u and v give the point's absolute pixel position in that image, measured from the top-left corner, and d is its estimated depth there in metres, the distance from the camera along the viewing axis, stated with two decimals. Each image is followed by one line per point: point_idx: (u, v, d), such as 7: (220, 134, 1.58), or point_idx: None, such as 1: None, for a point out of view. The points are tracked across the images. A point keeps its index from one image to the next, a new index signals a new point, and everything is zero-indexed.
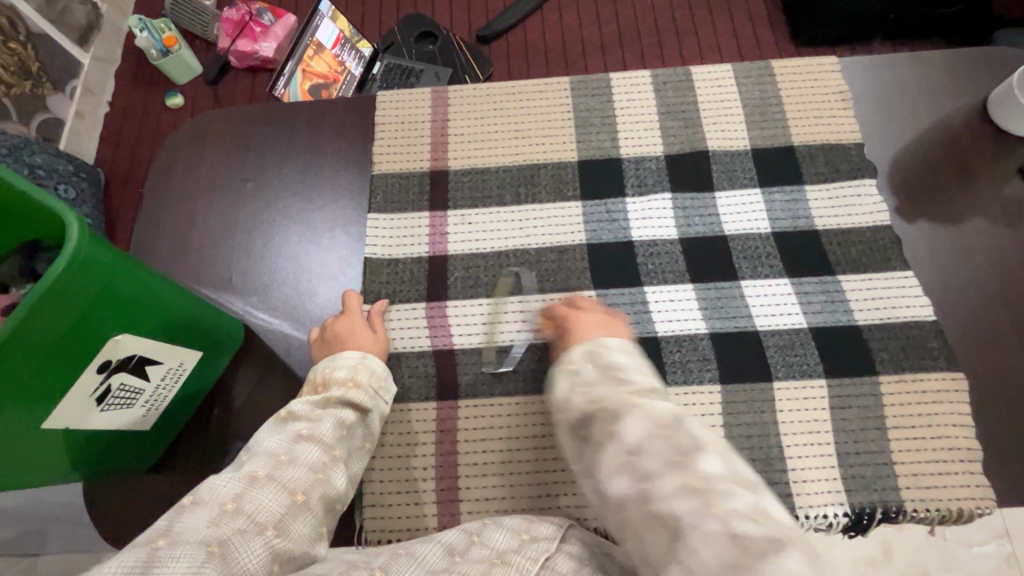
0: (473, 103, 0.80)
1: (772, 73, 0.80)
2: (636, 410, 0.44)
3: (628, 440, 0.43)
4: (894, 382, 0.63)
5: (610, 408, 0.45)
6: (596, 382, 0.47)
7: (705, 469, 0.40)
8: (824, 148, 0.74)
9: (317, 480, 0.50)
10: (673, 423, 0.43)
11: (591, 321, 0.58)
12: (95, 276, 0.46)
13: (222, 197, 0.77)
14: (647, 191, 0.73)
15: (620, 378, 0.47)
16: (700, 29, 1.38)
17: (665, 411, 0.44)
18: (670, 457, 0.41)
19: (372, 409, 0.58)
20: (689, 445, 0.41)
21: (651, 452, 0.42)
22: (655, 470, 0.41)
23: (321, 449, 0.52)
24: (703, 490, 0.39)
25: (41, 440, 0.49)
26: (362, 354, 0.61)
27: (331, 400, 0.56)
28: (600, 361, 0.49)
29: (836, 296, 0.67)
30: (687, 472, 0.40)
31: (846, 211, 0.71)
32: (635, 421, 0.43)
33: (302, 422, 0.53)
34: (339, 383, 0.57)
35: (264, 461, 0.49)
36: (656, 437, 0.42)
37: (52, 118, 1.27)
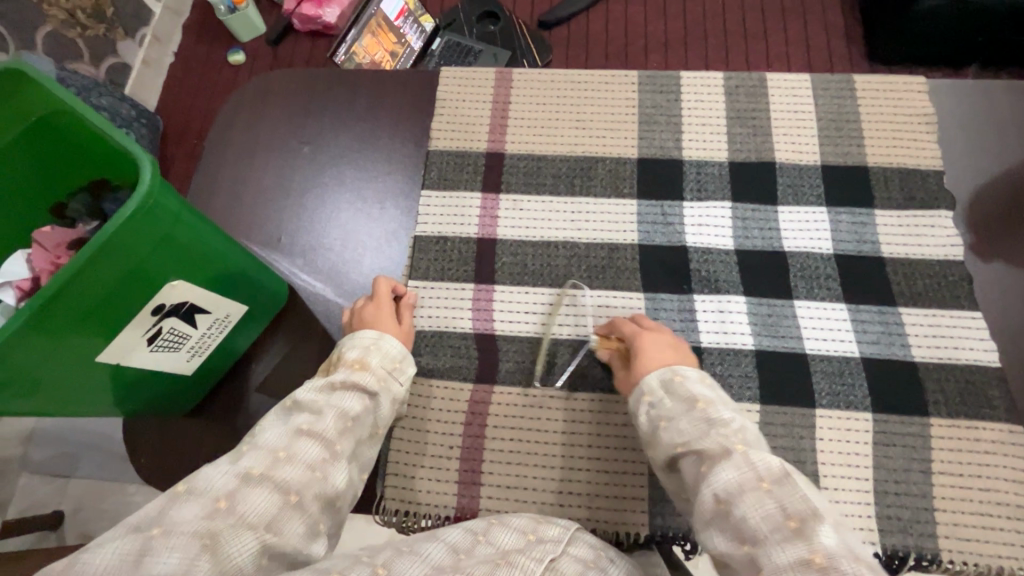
0: (536, 89, 0.79)
1: (854, 88, 0.75)
2: (733, 454, 0.45)
3: (716, 487, 0.44)
4: (946, 426, 0.60)
5: (703, 451, 0.47)
6: (677, 415, 0.50)
7: (825, 543, 0.38)
8: (899, 173, 0.70)
9: (314, 480, 0.47)
10: (782, 477, 0.43)
11: (667, 349, 0.56)
12: (160, 219, 0.48)
13: (280, 155, 0.78)
14: (707, 197, 0.71)
15: (703, 412, 0.49)
16: (771, 34, 1.32)
17: (771, 464, 0.44)
18: (781, 523, 0.41)
19: (382, 390, 0.56)
20: (805, 511, 0.41)
21: (750, 510, 0.42)
22: (760, 534, 0.41)
23: (322, 446, 0.49)
24: (824, 568, 0.37)
25: (91, 373, 0.50)
26: (373, 335, 0.59)
27: (335, 385, 0.54)
28: (679, 393, 0.52)
29: (894, 328, 0.64)
30: (807, 544, 0.39)
31: (917, 240, 0.67)
32: (731, 468, 0.44)
33: (305, 415, 0.51)
34: (346, 365, 0.55)
35: (261, 456, 0.47)
36: (757, 495, 0.42)
37: (120, 63, 1.32)
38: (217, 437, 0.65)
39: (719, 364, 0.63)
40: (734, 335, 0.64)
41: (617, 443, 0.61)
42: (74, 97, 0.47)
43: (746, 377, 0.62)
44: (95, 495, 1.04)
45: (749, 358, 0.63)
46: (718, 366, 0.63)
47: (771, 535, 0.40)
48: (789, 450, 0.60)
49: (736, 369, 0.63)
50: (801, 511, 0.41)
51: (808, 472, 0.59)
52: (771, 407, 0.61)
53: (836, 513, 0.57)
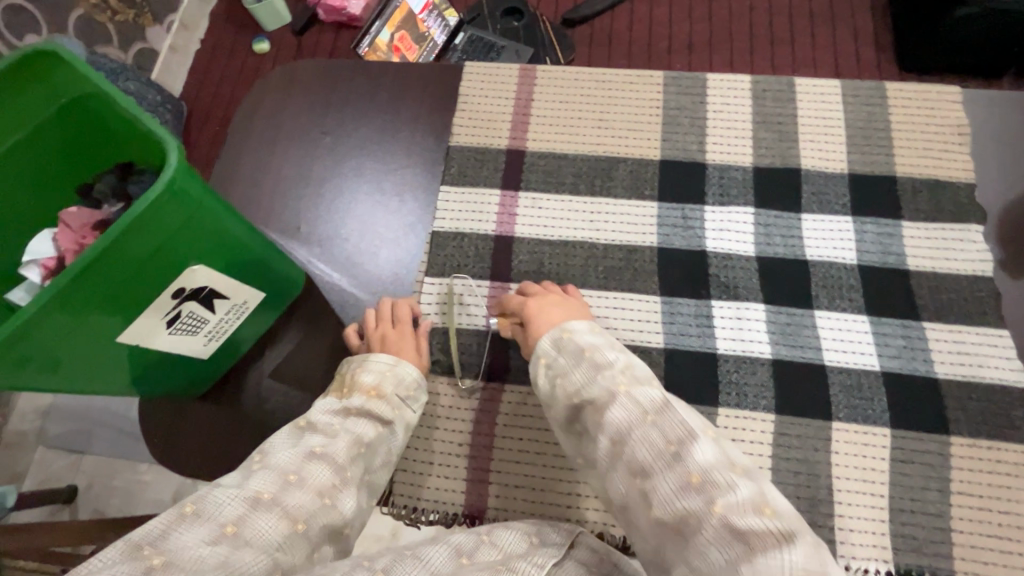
0: (559, 86, 0.78)
1: (885, 96, 0.74)
2: (621, 397, 0.46)
3: (612, 431, 0.45)
4: (966, 446, 0.59)
5: (596, 399, 0.47)
6: (570, 370, 0.51)
7: (701, 459, 0.40)
8: (929, 184, 0.69)
9: (322, 509, 0.45)
10: (663, 407, 0.44)
11: (557, 307, 0.59)
12: (184, 204, 0.48)
13: (301, 144, 0.78)
14: (729, 202, 0.70)
15: (590, 360, 0.50)
16: (797, 38, 1.30)
17: (651, 396, 0.44)
18: (663, 450, 0.41)
19: (397, 419, 0.55)
20: (682, 434, 0.42)
21: (638, 445, 0.42)
22: (649, 466, 0.41)
23: (331, 470, 0.47)
24: (700, 485, 0.39)
25: (111, 353, 0.51)
26: (393, 360, 0.58)
27: (351, 411, 0.52)
28: (570, 347, 0.52)
29: (917, 343, 0.62)
30: (683, 467, 0.40)
31: (945, 254, 0.66)
32: (620, 407, 0.45)
33: (318, 436, 0.49)
34: (361, 390, 0.54)
35: (271, 478, 0.45)
36: (642, 428, 0.43)
37: (147, 48, 1.33)
38: (230, 422, 0.66)
39: (734, 372, 0.62)
40: (751, 343, 0.63)
41: None
42: (104, 78, 0.48)
43: (762, 386, 0.61)
44: (108, 471, 1.06)
45: (766, 367, 0.62)
46: (734, 374, 0.62)
47: (658, 465, 0.41)
48: (803, 462, 0.59)
49: (752, 377, 0.62)
50: (678, 435, 0.42)
51: (822, 485, 0.58)
52: (786, 419, 0.60)
53: (850, 529, 0.56)
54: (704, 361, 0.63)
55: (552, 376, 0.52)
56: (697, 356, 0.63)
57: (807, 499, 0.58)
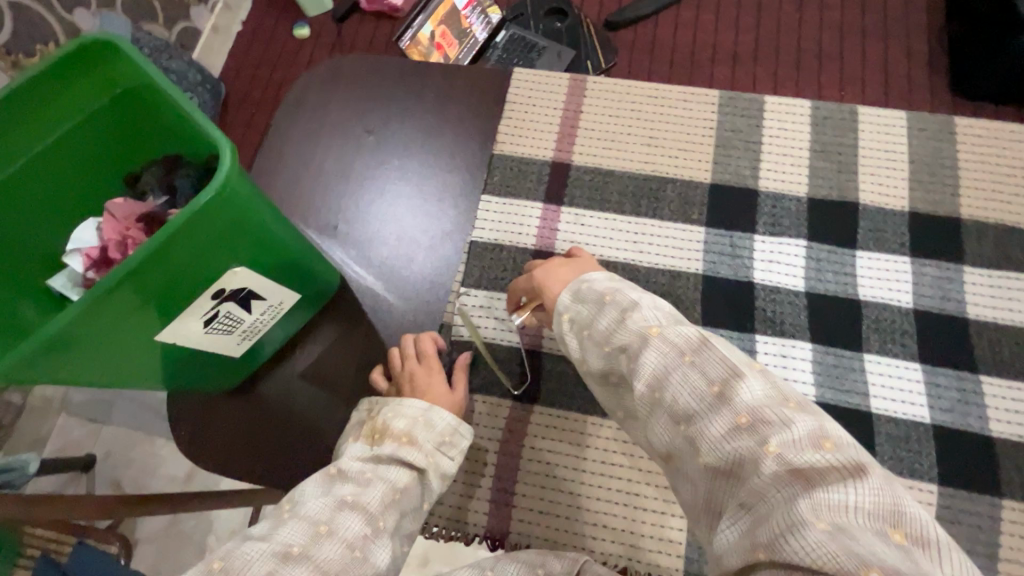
0: (609, 99, 0.76)
1: (953, 130, 0.70)
2: (655, 341, 0.39)
3: (647, 377, 0.38)
4: (1020, 510, 0.56)
5: (626, 347, 0.41)
6: (595, 318, 0.45)
7: (748, 396, 0.34)
8: (994, 228, 0.65)
9: (353, 563, 0.39)
10: (701, 346, 0.37)
11: (563, 266, 0.54)
12: (232, 208, 0.47)
13: (344, 142, 0.77)
14: (781, 232, 0.67)
15: (614, 302, 0.44)
16: (847, 55, 1.25)
17: (688, 334, 0.38)
18: (705, 392, 0.35)
19: (432, 465, 0.50)
20: (725, 373, 0.35)
21: (679, 389, 0.36)
22: (694, 411, 0.35)
23: (364, 521, 0.42)
24: (751, 425, 0.32)
25: (150, 349, 0.51)
26: (426, 407, 0.54)
27: (382, 459, 0.48)
28: (589, 296, 0.47)
29: (972, 397, 0.59)
30: (730, 407, 0.34)
31: (1007, 304, 0.62)
32: (653, 352, 0.39)
33: (348, 486, 0.44)
34: (393, 437, 0.50)
35: (300, 528, 0.39)
36: (682, 369, 0.37)
37: (191, 27, 1.34)
38: (257, 420, 0.66)
39: None
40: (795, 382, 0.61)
41: (656, 482, 0.60)
42: (158, 70, 0.47)
43: None
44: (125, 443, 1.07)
45: None
46: None
47: (703, 406, 0.35)
48: None
49: None
50: (720, 374, 0.35)
51: None
52: None
53: None
54: None
55: (579, 330, 0.46)
56: None
57: None
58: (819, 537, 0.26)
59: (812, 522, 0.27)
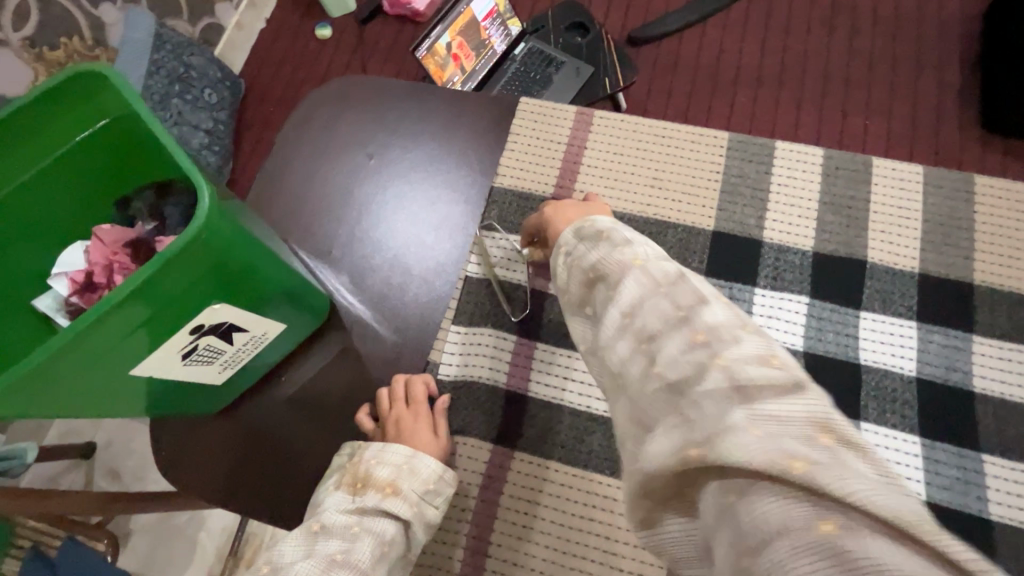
0: (615, 136, 0.74)
1: (973, 190, 0.67)
2: (636, 272, 0.38)
3: (622, 305, 0.38)
4: None
5: (610, 280, 0.40)
6: (587, 252, 0.43)
7: (710, 319, 0.34)
8: (1009, 297, 0.62)
9: None
10: (677, 279, 0.37)
11: (573, 207, 0.57)
12: (211, 247, 0.47)
13: (346, 165, 0.76)
14: (782, 287, 0.65)
15: (608, 239, 0.43)
16: (876, 83, 1.21)
17: (667, 269, 0.38)
18: (670, 315, 0.35)
19: (415, 517, 0.52)
20: (693, 300, 0.36)
21: (648, 312, 0.36)
22: (658, 332, 0.35)
23: None
24: (707, 341, 0.33)
25: (127, 383, 0.50)
26: (410, 452, 0.55)
27: (365, 510, 0.50)
28: (589, 233, 0.45)
29: (972, 477, 0.57)
30: (689, 326, 0.34)
31: (1017, 380, 0.59)
32: (631, 284, 0.38)
33: (336, 541, 0.48)
34: (377, 487, 0.52)
35: None
36: (656, 297, 0.37)
37: (215, 24, 1.35)
38: (238, 446, 0.65)
39: None
40: None
41: (635, 541, 0.58)
42: (145, 103, 0.47)
43: None
44: None
45: None
46: None
47: (661, 325, 0.35)
48: None
49: None
50: (684, 302, 0.36)
51: None
52: None
53: None
54: None
55: (570, 263, 0.44)
56: None
57: None
58: (755, 441, 0.27)
59: (748, 428, 0.28)
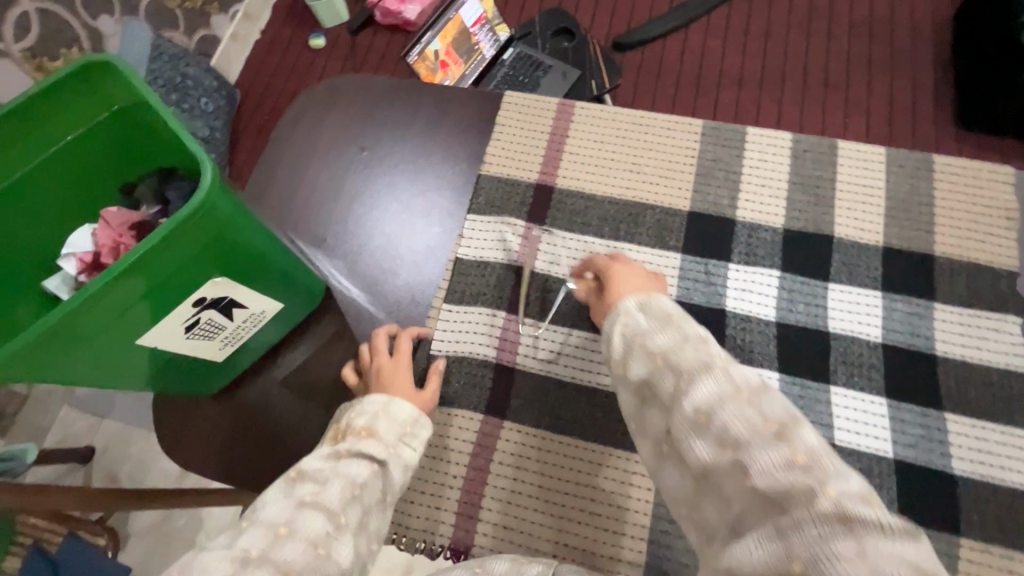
0: (596, 125, 0.78)
1: (932, 168, 0.71)
2: (716, 369, 0.38)
3: (699, 401, 0.37)
4: (978, 551, 0.56)
5: (678, 365, 0.40)
6: (654, 332, 0.43)
7: (807, 441, 0.34)
8: (967, 267, 0.66)
9: (316, 561, 0.40)
10: (762, 389, 0.37)
11: (633, 277, 0.55)
12: (212, 220, 0.50)
13: (338, 158, 0.79)
14: (755, 262, 0.68)
15: (678, 327, 0.42)
16: (854, 86, 1.26)
17: (749, 377, 0.38)
18: (759, 427, 0.35)
19: (392, 458, 0.51)
20: (783, 415, 0.35)
21: (731, 420, 0.35)
22: (744, 440, 0.34)
23: (325, 518, 0.43)
24: (806, 465, 0.33)
25: (133, 353, 0.53)
26: (387, 398, 0.55)
27: (341, 455, 0.49)
28: (654, 311, 0.45)
29: (935, 434, 0.60)
30: (787, 445, 0.33)
31: (976, 343, 0.63)
32: (711, 382, 0.38)
33: (310, 485, 0.45)
34: (354, 433, 0.51)
35: (259, 535, 0.41)
36: (737, 405, 0.36)
37: (210, 35, 1.39)
38: (236, 424, 0.68)
39: None
40: None
41: (618, 503, 0.61)
42: (151, 90, 0.50)
43: None
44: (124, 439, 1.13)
45: None
46: None
47: (754, 437, 0.34)
48: None
49: None
50: (776, 415, 0.35)
51: None
52: None
53: None
54: None
55: (626, 333, 0.44)
56: None
57: None
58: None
59: (854, 562, 0.28)
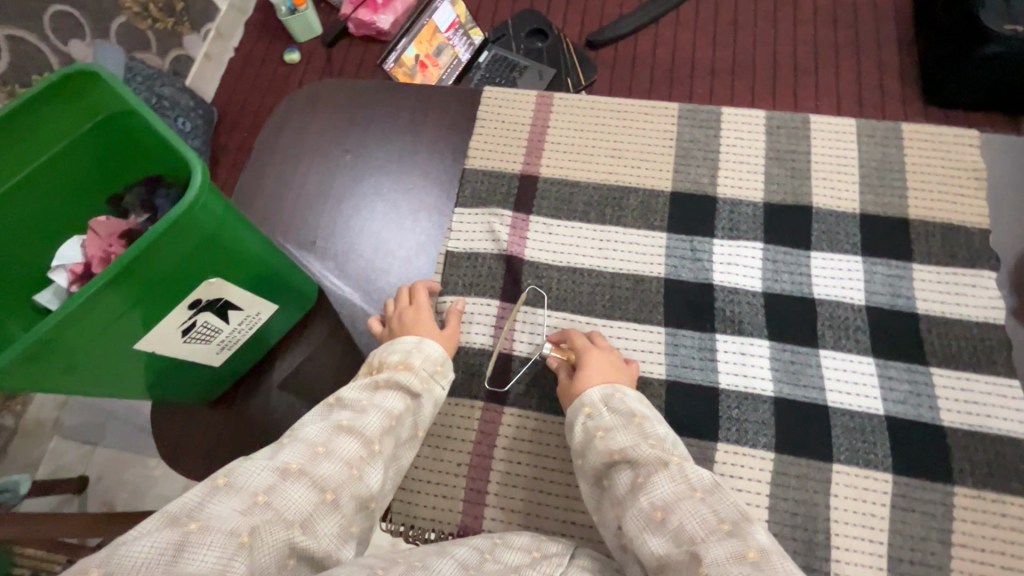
0: (575, 115, 0.80)
1: (901, 136, 0.74)
2: (672, 467, 0.50)
3: (658, 498, 0.48)
4: (971, 498, 0.57)
5: (641, 460, 0.51)
6: (616, 429, 0.54)
7: (757, 539, 0.44)
8: (941, 228, 0.68)
9: (351, 478, 0.50)
10: (712, 489, 0.48)
11: (609, 365, 0.61)
12: (204, 221, 0.51)
13: (323, 161, 0.80)
14: (738, 236, 0.70)
15: (640, 427, 0.54)
16: (822, 69, 1.30)
17: (703, 476, 0.49)
18: (715, 526, 0.45)
19: (424, 392, 0.58)
20: (736, 516, 0.46)
21: (687, 518, 0.46)
22: (698, 537, 0.45)
23: (360, 442, 0.51)
24: (756, 561, 0.42)
25: (131, 358, 0.53)
26: (417, 340, 0.61)
27: (380, 385, 0.56)
28: (621, 407, 0.56)
29: (923, 388, 0.62)
30: (742, 541, 0.44)
31: (955, 300, 0.65)
32: (667, 481, 0.49)
33: (346, 412, 0.54)
34: (390, 366, 0.58)
35: (301, 450, 0.49)
36: (693, 504, 0.47)
37: (183, 55, 1.39)
38: (236, 430, 0.68)
39: (735, 408, 0.62)
40: (753, 380, 0.63)
41: None
42: (138, 97, 0.50)
43: (763, 425, 0.61)
44: (120, 463, 1.12)
45: (767, 404, 0.62)
46: (735, 410, 0.62)
47: (706, 534, 0.45)
48: (802, 504, 0.58)
49: (753, 415, 0.61)
50: (731, 518, 0.46)
51: (820, 529, 0.57)
52: (786, 458, 0.59)
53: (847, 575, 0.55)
54: (705, 394, 0.63)
55: (593, 426, 0.56)
56: (699, 390, 0.63)
57: (803, 541, 0.57)
58: None
59: None
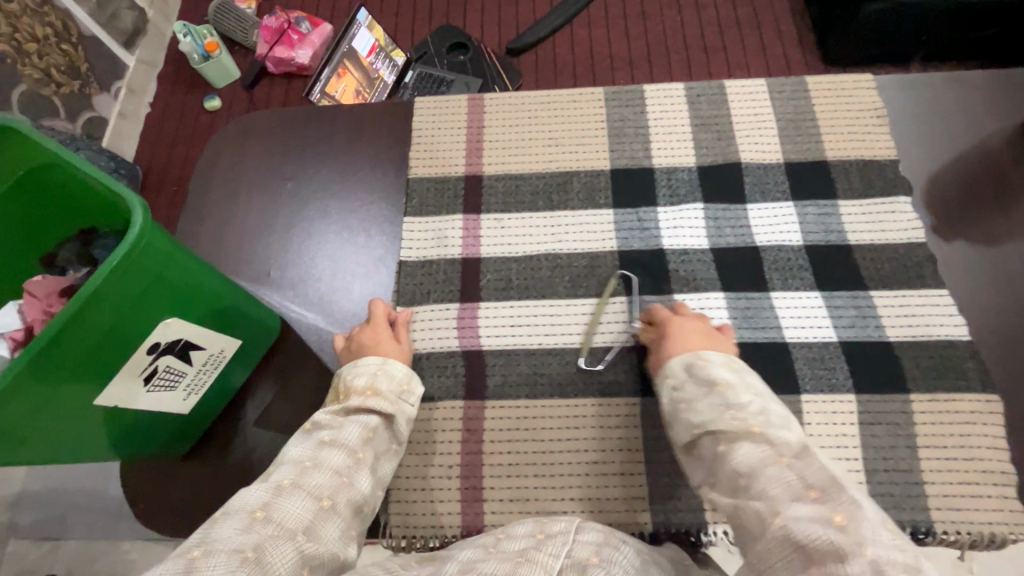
0: (508, 112, 0.82)
1: (807, 88, 0.80)
2: (755, 437, 0.48)
3: (742, 465, 0.47)
4: (926, 402, 0.62)
5: (722, 432, 0.50)
6: (698, 399, 0.54)
7: (848, 508, 0.40)
8: (857, 163, 0.74)
9: (342, 484, 0.51)
10: (803, 452, 0.45)
11: (700, 335, 0.61)
12: (153, 259, 0.50)
13: (264, 193, 0.79)
14: (679, 201, 0.74)
15: (723, 396, 0.53)
16: (730, 45, 1.38)
17: (791, 441, 0.46)
18: (802, 492, 0.42)
19: (397, 413, 0.59)
20: (826, 481, 0.42)
21: (771, 484, 0.44)
22: (779, 501, 0.43)
23: (346, 454, 0.53)
24: (842, 527, 0.39)
25: (91, 415, 0.51)
26: (381, 359, 0.61)
27: (351, 409, 0.57)
28: (701, 376, 0.55)
29: (867, 311, 0.66)
30: (829, 506, 0.41)
31: (880, 226, 0.71)
32: (752, 448, 0.47)
33: (325, 431, 0.55)
34: (358, 392, 0.58)
35: (289, 469, 0.51)
36: (779, 469, 0.45)
37: (96, 117, 1.33)
38: (215, 479, 0.65)
39: None
40: None
41: (617, 452, 0.63)
42: (62, 145, 0.49)
43: None
44: (90, 556, 1.03)
45: None
46: None
47: (784, 495, 0.43)
48: None
49: None
50: (816, 483, 0.42)
51: None
52: None
53: None
54: None
55: (680, 398, 0.56)
56: None
57: None
58: None
59: None
